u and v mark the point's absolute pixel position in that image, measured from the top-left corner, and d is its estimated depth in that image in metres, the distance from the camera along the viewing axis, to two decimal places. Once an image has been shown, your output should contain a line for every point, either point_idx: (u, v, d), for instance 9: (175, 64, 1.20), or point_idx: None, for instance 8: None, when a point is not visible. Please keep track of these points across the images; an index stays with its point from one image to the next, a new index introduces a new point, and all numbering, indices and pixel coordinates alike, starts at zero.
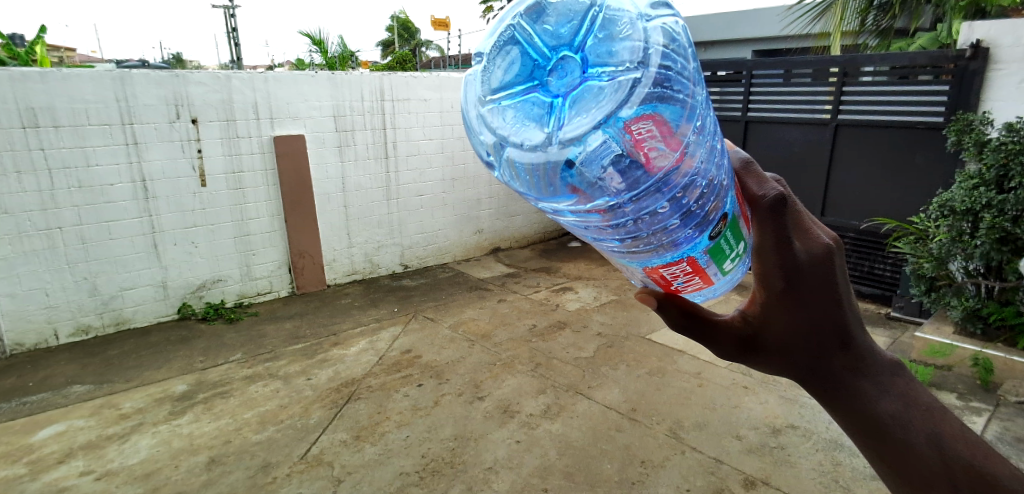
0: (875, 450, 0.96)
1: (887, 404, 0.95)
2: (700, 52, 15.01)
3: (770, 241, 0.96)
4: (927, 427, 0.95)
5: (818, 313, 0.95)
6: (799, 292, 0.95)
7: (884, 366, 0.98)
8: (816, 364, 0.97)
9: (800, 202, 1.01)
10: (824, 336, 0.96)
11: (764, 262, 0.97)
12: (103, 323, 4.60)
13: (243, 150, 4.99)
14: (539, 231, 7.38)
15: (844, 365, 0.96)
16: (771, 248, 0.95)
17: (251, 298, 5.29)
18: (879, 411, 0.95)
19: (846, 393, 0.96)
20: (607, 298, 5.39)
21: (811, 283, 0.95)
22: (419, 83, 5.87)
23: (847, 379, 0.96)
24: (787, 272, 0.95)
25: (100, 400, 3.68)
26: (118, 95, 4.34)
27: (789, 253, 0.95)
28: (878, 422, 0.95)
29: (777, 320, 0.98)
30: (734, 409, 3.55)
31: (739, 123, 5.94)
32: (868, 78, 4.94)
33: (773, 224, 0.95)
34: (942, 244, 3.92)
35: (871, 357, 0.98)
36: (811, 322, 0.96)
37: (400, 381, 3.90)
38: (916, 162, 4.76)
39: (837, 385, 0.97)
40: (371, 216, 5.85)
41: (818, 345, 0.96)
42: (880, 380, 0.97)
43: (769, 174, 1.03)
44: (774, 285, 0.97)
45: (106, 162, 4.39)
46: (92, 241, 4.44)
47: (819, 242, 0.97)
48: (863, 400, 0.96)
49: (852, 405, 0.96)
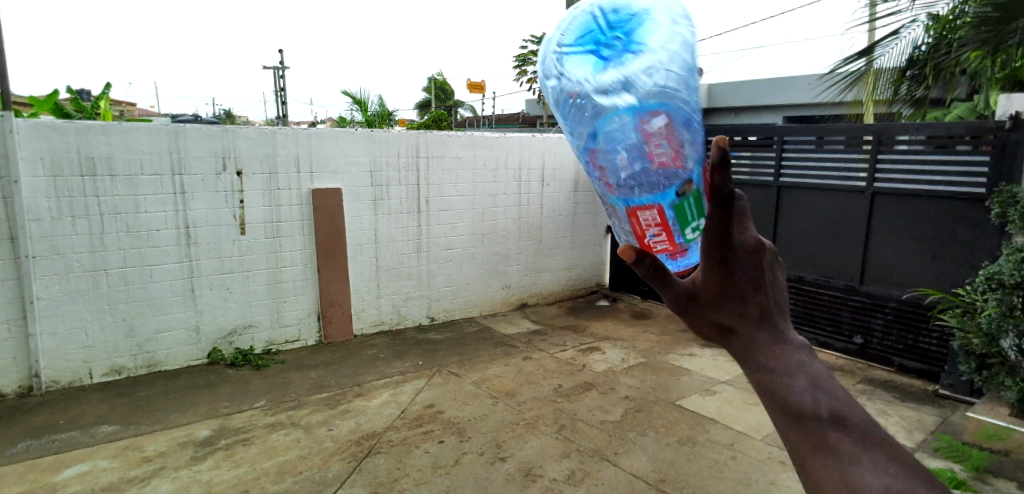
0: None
1: (870, 477, 0.75)
2: (731, 118, 15.22)
3: (717, 273, 0.85)
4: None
5: (785, 334, 0.86)
6: (761, 309, 0.86)
7: (862, 416, 0.80)
8: (770, 389, 0.83)
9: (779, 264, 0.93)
10: (794, 368, 0.83)
11: (722, 301, 0.85)
12: (136, 364, 4.68)
13: (283, 201, 5.16)
14: (566, 288, 7.37)
15: (803, 400, 0.80)
16: (748, 284, 0.85)
17: (280, 345, 5.34)
18: (851, 478, 0.75)
19: (800, 434, 0.79)
20: (635, 361, 5.28)
21: (779, 302, 0.88)
22: (453, 141, 6.05)
23: (811, 416, 0.79)
24: (720, 286, 0.85)
25: (125, 442, 3.70)
26: (171, 147, 4.59)
27: (738, 264, 0.84)
28: (841, 481, 0.75)
29: (742, 338, 0.85)
30: (771, 486, 3.37)
31: (771, 188, 5.90)
32: (904, 146, 4.91)
33: (727, 291, 0.85)
34: (992, 319, 3.74)
35: (847, 405, 0.80)
36: (777, 339, 0.85)
37: (421, 437, 3.84)
38: (957, 235, 4.65)
39: (794, 420, 0.80)
40: (401, 268, 5.93)
41: (782, 373, 0.82)
42: (854, 430, 0.78)
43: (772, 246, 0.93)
44: (748, 312, 0.85)
45: (155, 209, 4.59)
46: (133, 284, 4.58)
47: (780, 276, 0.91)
48: (826, 461, 0.77)
49: (806, 459, 0.79)
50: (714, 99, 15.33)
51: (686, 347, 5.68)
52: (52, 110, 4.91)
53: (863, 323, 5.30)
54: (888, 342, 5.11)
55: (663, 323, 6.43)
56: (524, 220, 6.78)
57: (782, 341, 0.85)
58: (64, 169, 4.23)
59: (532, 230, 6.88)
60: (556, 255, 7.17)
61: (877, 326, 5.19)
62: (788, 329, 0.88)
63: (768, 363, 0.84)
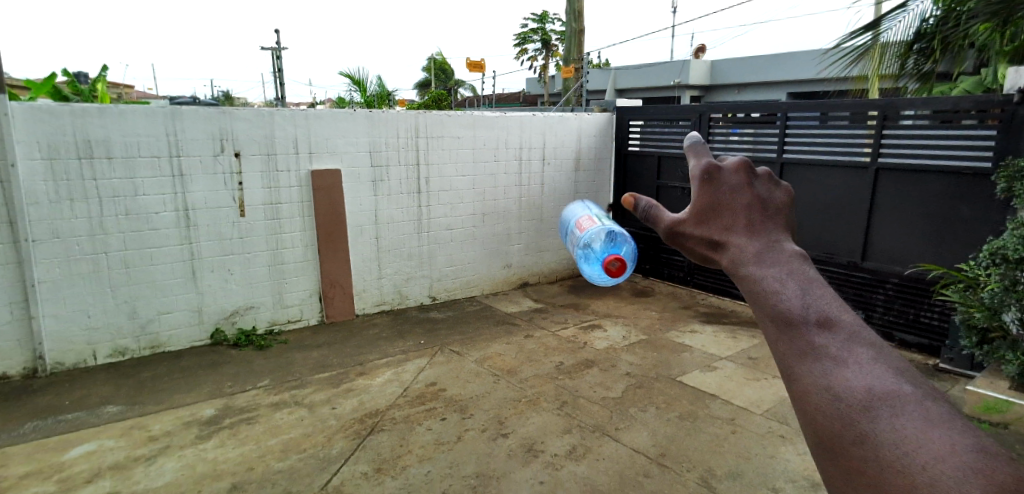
0: (817, 435, 0.64)
1: (857, 382, 0.63)
2: (735, 94, 15.08)
3: (702, 196, 0.78)
4: (933, 419, 0.59)
5: (777, 240, 0.75)
6: (751, 218, 0.75)
7: (858, 324, 0.68)
8: (757, 294, 0.72)
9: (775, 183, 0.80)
10: (780, 268, 0.71)
11: (708, 220, 0.77)
12: (139, 345, 4.72)
13: (282, 182, 5.15)
14: (567, 266, 7.37)
15: (787, 304, 0.69)
16: (739, 204, 0.76)
17: (282, 325, 5.38)
18: (835, 383, 0.63)
19: (784, 340, 0.68)
20: (637, 338, 5.30)
21: (775, 214, 0.77)
22: (453, 121, 6.01)
23: (797, 320, 0.67)
24: (703, 208, 0.78)
25: (131, 421, 3.75)
26: (168, 129, 4.58)
27: (720, 185, 0.77)
28: (823, 387, 0.64)
29: (729, 245, 0.75)
30: (771, 460, 3.40)
31: (774, 164, 5.86)
32: (908, 121, 4.88)
33: (714, 213, 0.77)
34: (994, 293, 3.73)
35: (841, 310, 0.68)
36: (766, 242, 0.74)
37: (424, 414, 3.87)
38: (961, 212, 4.62)
39: (777, 324, 0.69)
40: (402, 249, 5.93)
41: (766, 276, 0.71)
42: (844, 333, 0.66)
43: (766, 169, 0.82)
44: (737, 224, 0.76)
45: (153, 191, 4.59)
46: (134, 266, 4.61)
47: (783, 196, 0.79)
48: (810, 368, 0.65)
49: (790, 367, 0.67)
50: (717, 75, 15.17)
51: (687, 324, 5.69)
52: (50, 93, 4.89)
53: (865, 299, 5.29)
54: (889, 316, 5.11)
55: (665, 301, 6.44)
56: (525, 199, 6.76)
57: (775, 246, 0.74)
58: (61, 151, 4.22)
59: (533, 210, 6.86)
60: (557, 234, 7.16)
61: (878, 301, 5.19)
62: (784, 236, 0.75)
63: (752, 267, 0.72)
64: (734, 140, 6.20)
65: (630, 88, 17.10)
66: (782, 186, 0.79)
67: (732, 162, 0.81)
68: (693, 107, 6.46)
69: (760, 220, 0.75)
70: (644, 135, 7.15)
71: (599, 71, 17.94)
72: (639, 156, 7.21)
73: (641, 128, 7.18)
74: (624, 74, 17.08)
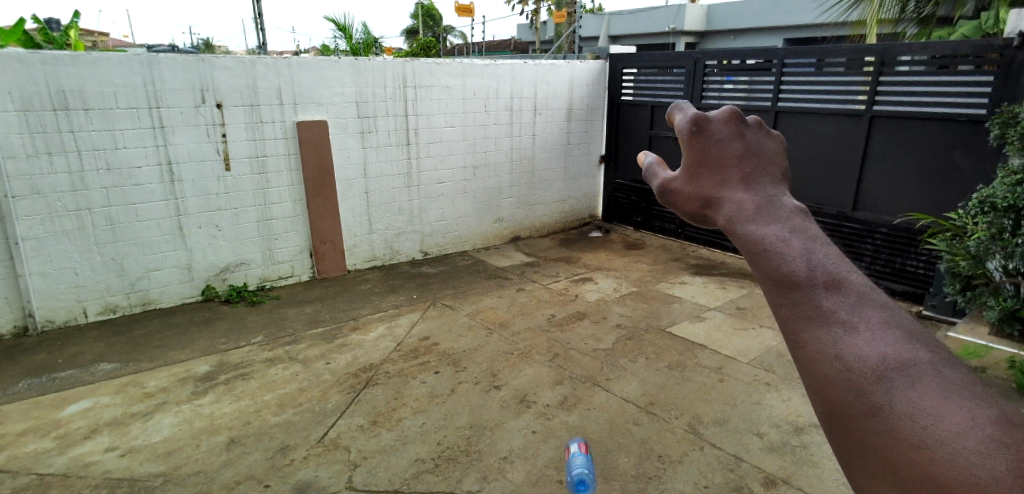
0: (827, 404, 0.65)
1: (868, 348, 0.64)
2: (730, 40, 14.73)
3: (694, 150, 0.82)
4: (949, 389, 0.60)
5: (777, 199, 0.78)
6: (745, 173, 0.80)
7: (864, 288, 0.69)
8: (759, 255, 0.73)
9: (763, 141, 0.85)
10: (784, 230, 0.73)
11: (702, 177, 0.81)
12: (130, 303, 4.71)
13: (267, 134, 5.03)
14: (558, 219, 7.35)
15: (793, 267, 0.70)
16: (730, 157, 0.81)
17: (273, 281, 5.37)
18: (846, 351, 0.64)
19: (790, 306, 0.69)
20: (627, 290, 5.34)
21: (768, 168, 0.82)
22: (441, 70, 5.83)
23: (804, 284, 0.69)
24: (695, 163, 0.82)
25: (125, 379, 3.77)
26: (146, 79, 4.41)
27: (710, 139, 0.82)
28: (834, 356, 0.65)
29: (725, 202, 0.78)
30: (756, 406, 3.49)
31: (768, 113, 5.76)
32: (904, 68, 4.79)
33: (707, 169, 0.81)
34: (981, 242, 3.74)
35: (846, 275, 0.70)
36: (763, 199, 0.77)
37: (417, 368, 3.92)
38: (954, 159, 4.60)
39: (782, 289, 0.70)
40: (392, 203, 5.86)
41: (769, 237, 0.73)
42: (851, 298, 0.68)
43: (756, 125, 0.86)
44: (731, 181, 0.80)
45: (135, 145, 4.47)
46: (120, 223, 4.53)
47: (769, 143, 0.85)
48: (820, 334, 0.66)
49: (797, 334, 0.68)
50: (713, 20, 14.77)
51: (677, 276, 5.74)
52: (20, 42, 4.68)
53: (854, 249, 5.33)
54: (877, 265, 5.17)
55: (656, 253, 6.46)
56: (516, 151, 6.66)
57: (771, 203, 0.77)
58: (35, 104, 4.07)
59: (525, 162, 6.77)
60: (549, 187, 7.10)
61: (866, 251, 5.23)
62: (779, 192, 0.80)
63: (753, 226, 0.75)
64: (729, 88, 6.08)
65: (623, 34, 16.66)
66: (770, 134, 0.86)
67: (721, 113, 0.86)
68: (688, 54, 6.29)
69: (753, 176, 0.80)
70: (638, 84, 6.99)
71: (592, 16, 17.44)
72: (632, 106, 7.08)
73: (635, 76, 7.01)
74: (617, 19, 16.62)
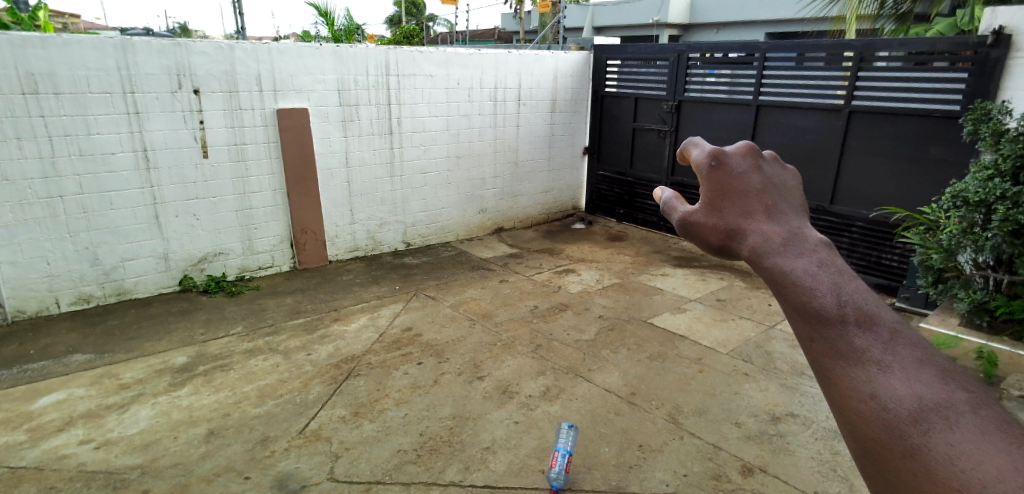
0: (862, 446, 0.58)
1: (902, 387, 0.56)
2: (712, 34, 14.80)
3: (713, 181, 0.72)
4: (989, 432, 0.53)
5: (802, 228, 0.68)
6: (769, 203, 0.69)
7: (897, 323, 0.61)
8: (785, 286, 0.64)
9: (785, 174, 0.74)
10: (810, 257, 0.64)
11: (724, 208, 0.70)
12: (105, 293, 4.61)
13: (247, 122, 4.94)
14: (542, 211, 7.36)
15: (822, 299, 0.61)
16: (751, 189, 0.71)
17: (253, 272, 5.30)
18: (881, 391, 0.57)
19: (817, 340, 0.61)
20: (609, 282, 5.37)
21: (790, 198, 0.72)
22: (425, 59, 5.78)
23: (834, 319, 0.61)
24: (716, 196, 0.72)
25: (101, 370, 3.70)
26: (119, 63, 4.30)
27: (729, 169, 0.72)
28: (867, 395, 0.57)
29: (749, 233, 0.67)
30: (735, 396, 3.54)
31: (750, 107, 5.80)
32: (882, 63, 4.86)
33: (728, 199, 0.71)
34: (953, 235, 3.83)
35: (878, 307, 0.62)
36: (790, 228, 0.67)
37: (400, 359, 3.90)
38: (929, 154, 4.67)
39: (809, 322, 0.62)
40: (374, 193, 5.80)
41: (796, 269, 0.63)
42: (884, 334, 0.59)
43: (778, 161, 0.76)
44: (755, 210, 0.69)
45: (108, 131, 4.36)
46: (93, 211, 4.42)
47: (792, 177, 0.75)
48: (851, 372, 0.59)
49: (826, 370, 0.61)
50: (697, 13, 14.80)
51: (659, 267, 5.79)
52: None
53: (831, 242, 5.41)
54: (854, 257, 5.25)
55: (639, 245, 6.50)
56: (500, 142, 6.64)
57: (799, 234, 0.67)
58: (2, 87, 3.93)
59: (509, 153, 6.75)
60: (532, 178, 7.10)
61: (843, 244, 5.31)
62: (804, 223, 0.70)
63: (778, 255, 0.65)
64: (711, 81, 6.11)
65: (608, 25, 16.73)
66: (789, 168, 0.75)
67: (737, 148, 0.76)
68: (671, 46, 6.32)
69: (777, 205, 0.69)
70: (621, 76, 7.00)
71: (577, 6, 17.43)
72: (616, 98, 7.09)
73: (619, 67, 7.01)
74: (601, 10, 16.65)
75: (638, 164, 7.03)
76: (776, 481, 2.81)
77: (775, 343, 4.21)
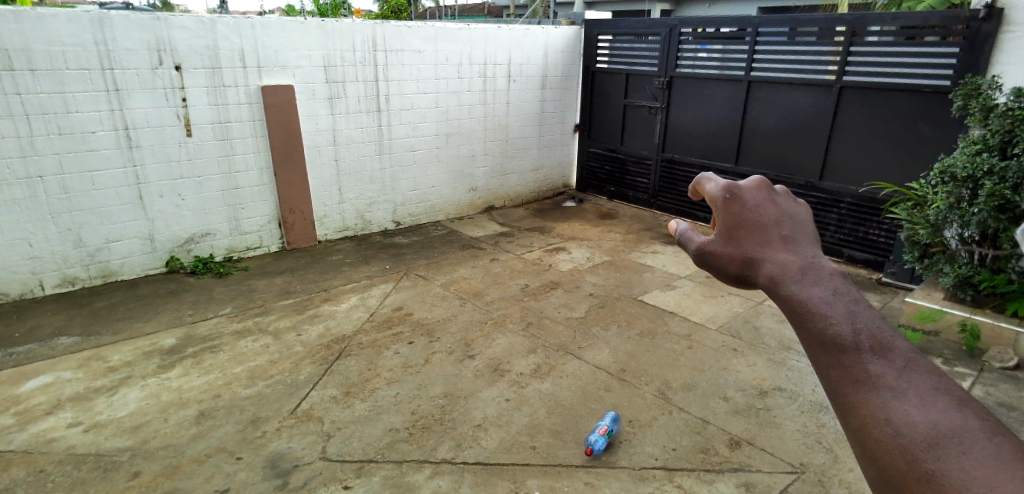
0: (879, 470, 0.56)
1: (917, 416, 0.55)
2: (705, 9, 14.52)
3: (728, 214, 0.70)
4: (1003, 457, 0.52)
5: (819, 256, 0.67)
6: (785, 234, 0.68)
7: (913, 350, 0.59)
8: (801, 315, 0.63)
9: (798, 205, 0.73)
10: (826, 286, 0.63)
11: (741, 239, 0.69)
12: (90, 275, 4.55)
13: (230, 99, 4.84)
14: (532, 189, 7.32)
15: (837, 328, 0.60)
16: (767, 220, 0.69)
17: (241, 252, 5.25)
18: (896, 416, 0.55)
19: (834, 365, 0.60)
20: (600, 259, 5.38)
21: (807, 230, 0.70)
22: (412, 33, 5.68)
23: (850, 346, 0.59)
24: (731, 226, 0.70)
25: (88, 353, 3.67)
26: (97, 37, 4.18)
27: (744, 202, 0.70)
28: (883, 421, 0.55)
29: (766, 263, 0.66)
30: (723, 371, 3.58)
31: (742, 82, 5.76)
32: (874, 38, 4.84)
33: (745, 230, 0.69)
34: (939, 211, 3.84)
35: (895, 336, 0.60)
36: (807, 258, 0.66)
37: (391, 339, 3.90)
38: (919, 131, 4.68)
39: (826, 349, 0.60)
40: (363, 171, 5.74)
41: (813, 297, 0.62)
42: (900, 361, 0.58)
43: (790, 193, 0.74)
44: (772, 242, 0.67)
45: (87, 109, 4.25)
46: (75, 191, 4.34)
47: (804, 209, 0.74)
48: (868, 397, 0.57)
49: (843, 397, 0.59)
50: None
51: (650, 245, 5.79)
52: None
53: (819, 218, 5.42)
54: (840, 234, 5.27)
55: (629, 223, 6.50)
56: (490, 119, 6.57)
57: (817, 263, 0.65)
58: None
59: (498, 130, 6.69)
60: (523, 156, 7.04)
61: (831, 221, 5.33)
62: (824, 254, 0.68)
63: (795, 283, 0.64)
64: (703, 57, 6.06)
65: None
66: (802, 201, 0.74)
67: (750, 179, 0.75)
68: (663, 21, 6.25)
69: (794, 236, 0.68)
70: (613, 51, 6.91)
71: None
72: (607, 73, 7.01)
73: (610, 43, 6.92)
74: None
75: (628, 140, 6.99)
76: (762, 454, 2.86)
77: (763, 319, 4.25)
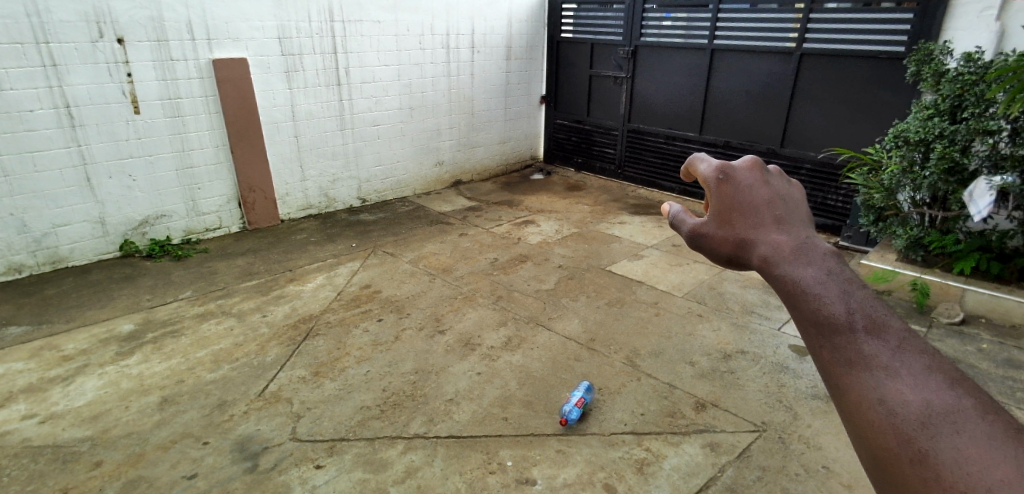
0: (871, 453, 0.54)
1: (912, 396, 0.52)
2: None
3: (720, 197, 0.72)
4: (998, 436, 0.49)
5: (813, 237, 0.65)
6: (778, 214, 0.68)
7: (908, 329, 0.57)
8: (794, 296, 0.60)
9: (792, 187, 0.73)
10: (819, 267, 0.60)
11: (733, 221, 0.70)
12: (37, 261, 4.35)
13: (180, 74, 4.62)
14: (499, 162, 7.26)
15: (831, 308, 0.57)
16: (759, 202, 0.70)
17: (200, 234, 5.08)
18: (889, 395, 0.52)
19: (827, 347, 0.57)
20: (569, 231, 5.39)
21: (801, 212, 0.70)
22: (371, 3, 5.49)
23: (842, 326, 0.56)
24: (723, 208, 0.71)
25: (39, 342, 3.52)
26: (29, 8, 3.91)
27: (737, 184, 0.72)
28: (876, 401, 0.53)
29: (758, 244, 0.66)
30: (689, 337, 3.64)
31: (705, 51, 5.77)
32: (832, 5, 4.88)
33: (738, 212, 0.70)
34: (893, 175, 3.95)
35: (889, 314, 0.57)
36: (800, 239, 0.64)
37: (359, 317, 3.85)
38: (875, 96, 4.77)
39: (819, 331, 0.57)
40: (325, 147, 5.59)
41: (806, 278, 0.60)
42: (894, 340, 0.55)
43: (784, 175, 0.75)
44: (765, 223, 0.67)
45: (23, 86, 4.00)
46: (15, 174, 4.10)
47: (798, 191, 0.74)
48: (860, 378, 0.54)
49: (835, 380, 0.56)
50: None
51: (617, 216, 5.82)
52: None
53: None
54: None
55: (596, 194, 6.51)
56: (454, 91, 6.45)
57: (810, 243, 0.64)
58: None
59: (463, 103, 6.58)
60: (489, 128, 6.95)
61: None
62: (816, 235, 0.67)
63: (788, 263, 0.62)
64: (667, 26, 6.03)
65: None
66: (796, 183, 0.74)
67: (744, 164, 0.77)
68: None
69: (787, 217, 0.68)
70: (577, 20, 6.82)
71: None
72: (571, 43, 6.94)
73: (574, 12, 6.82)
74: None
75: (594, 111, 6.96)
76: (727, 414, 2.94)
77: (727, 285, 4.33)
